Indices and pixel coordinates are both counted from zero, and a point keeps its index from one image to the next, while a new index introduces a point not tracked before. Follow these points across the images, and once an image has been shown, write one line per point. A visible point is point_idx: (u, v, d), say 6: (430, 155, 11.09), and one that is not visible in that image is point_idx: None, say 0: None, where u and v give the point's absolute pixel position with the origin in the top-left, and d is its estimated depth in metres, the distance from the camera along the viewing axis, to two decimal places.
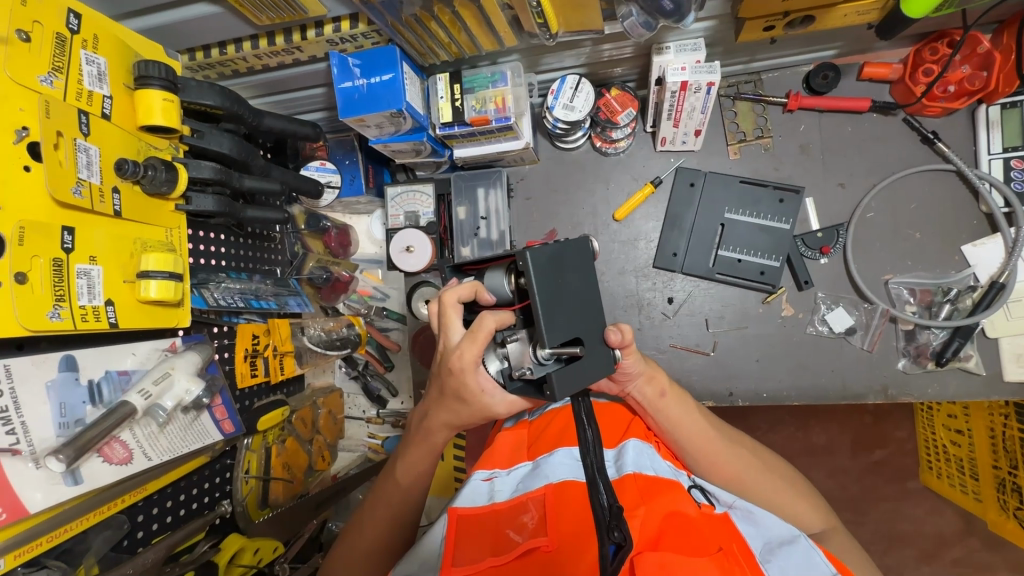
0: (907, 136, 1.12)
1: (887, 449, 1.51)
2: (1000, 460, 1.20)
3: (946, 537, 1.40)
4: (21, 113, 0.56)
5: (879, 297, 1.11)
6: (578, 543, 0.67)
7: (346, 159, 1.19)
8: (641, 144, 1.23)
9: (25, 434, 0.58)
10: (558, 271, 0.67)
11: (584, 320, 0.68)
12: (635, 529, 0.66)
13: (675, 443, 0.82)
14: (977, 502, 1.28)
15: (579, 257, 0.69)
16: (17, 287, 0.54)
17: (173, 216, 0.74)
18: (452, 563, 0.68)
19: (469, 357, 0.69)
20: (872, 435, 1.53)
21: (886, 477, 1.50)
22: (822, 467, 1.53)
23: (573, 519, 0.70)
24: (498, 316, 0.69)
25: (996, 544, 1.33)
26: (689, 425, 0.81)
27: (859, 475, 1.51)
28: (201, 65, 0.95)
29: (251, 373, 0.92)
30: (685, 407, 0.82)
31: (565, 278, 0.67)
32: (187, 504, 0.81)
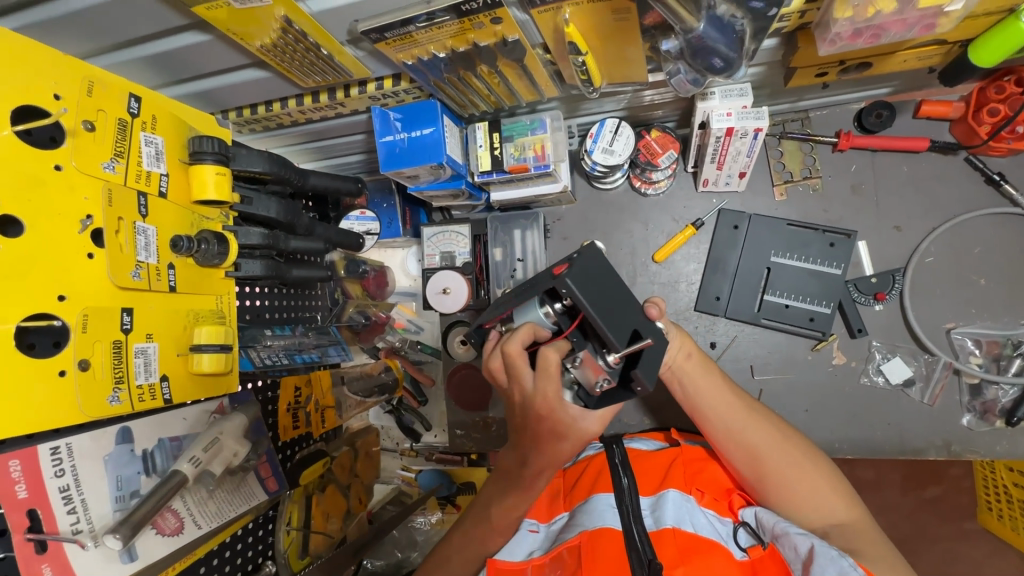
0: (970, 176, 1.06)
1: (942, 486, 1.40)
2: None
3: None
4: (85, 201, 0.57)
5: (941, 348, 1.05)
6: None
7: (384, 202, 1.20)
8: (682, 184, 1.20)
9: (84, 512, 0.59)
10: (592, 277, 0.67)
11: (629, 314, 0.69)
12: None
13: (698, 408, 0.84)
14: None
15: (598, 261, 0.70)
16: (80, 374, 0.55)
17: (223, 282, 0.75)
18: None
19: (552, 394, 0.68)
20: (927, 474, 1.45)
21: (939, 515, 1.41)
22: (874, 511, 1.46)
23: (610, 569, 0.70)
24: (558, 346, 0.68)
25: None
26: (711, 390, 0.83)
27: (909, 511, 1.42)
28: (247, 121, 0.97)
29: (293, 424, 0.94)
30: (707, 371, 0.85)
31: (598, 282, 0.67)
32: (232, 559, 0.81)
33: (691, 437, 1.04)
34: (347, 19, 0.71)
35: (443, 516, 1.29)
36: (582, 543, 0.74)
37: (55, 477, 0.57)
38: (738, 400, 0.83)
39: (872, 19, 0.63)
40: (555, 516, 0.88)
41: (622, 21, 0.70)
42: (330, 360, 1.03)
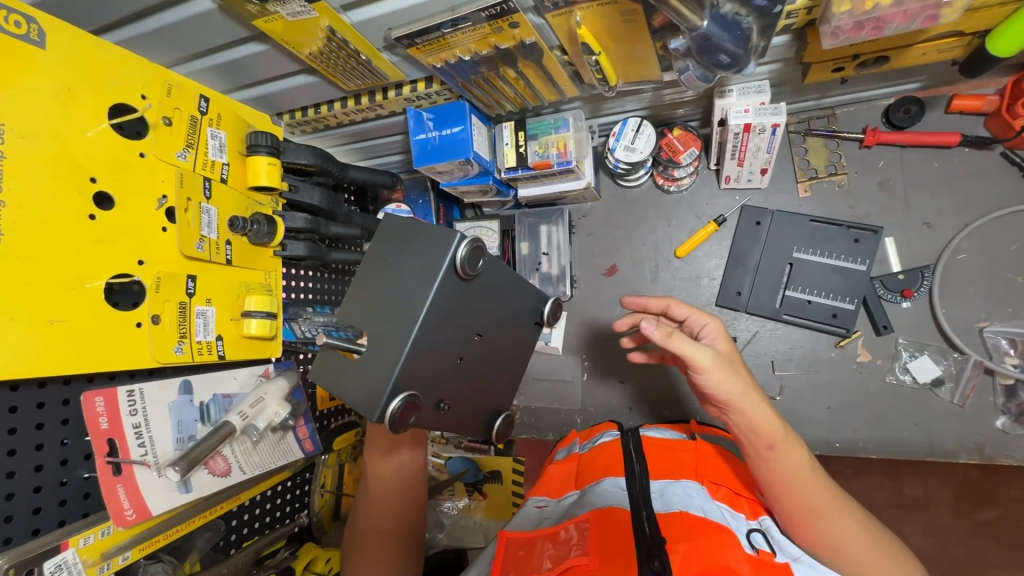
0: (1007, 172, 1.03)
1: None
2: None
3: None
4: (161, 183, 0.69)
5: (972, 347, 1.02)
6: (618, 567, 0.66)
7: (420, 198, 1.29)
8: (705, 182, 1.23)
9: (151, 446, 0.70)
10: (407, 248, 0.61)
11: (395, 303, 0.60)
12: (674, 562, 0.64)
13: (774, 493, 0.73)
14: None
15: (432, 247, 0.59)
16: (152, 327, 0.66)
17: (271, 260, 0.85)
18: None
19: None
20: None
21: None
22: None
23: (612, 542, 0.70)
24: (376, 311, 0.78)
25: None
26: (790, 474, 0.72)
27: None
28: (299, 122, 1.08)
29: (330, 396, 1.03)
30: (792, 446, 0.73)
31: (400, 258, 0.61)
32: (271, 512, 0.91)
33: (711, 429, 1.04)
34: (383, 28, 0.81)
35: (470, 501, 1.39)
36: (590, 518, 0.74)
37: (129, 415, 0.68)
38: (821, 485, 0.72)
39: (871, 12, 0.66)
40: (566, 492, 0.91)
41: (630, 22, 0.76)
42: None
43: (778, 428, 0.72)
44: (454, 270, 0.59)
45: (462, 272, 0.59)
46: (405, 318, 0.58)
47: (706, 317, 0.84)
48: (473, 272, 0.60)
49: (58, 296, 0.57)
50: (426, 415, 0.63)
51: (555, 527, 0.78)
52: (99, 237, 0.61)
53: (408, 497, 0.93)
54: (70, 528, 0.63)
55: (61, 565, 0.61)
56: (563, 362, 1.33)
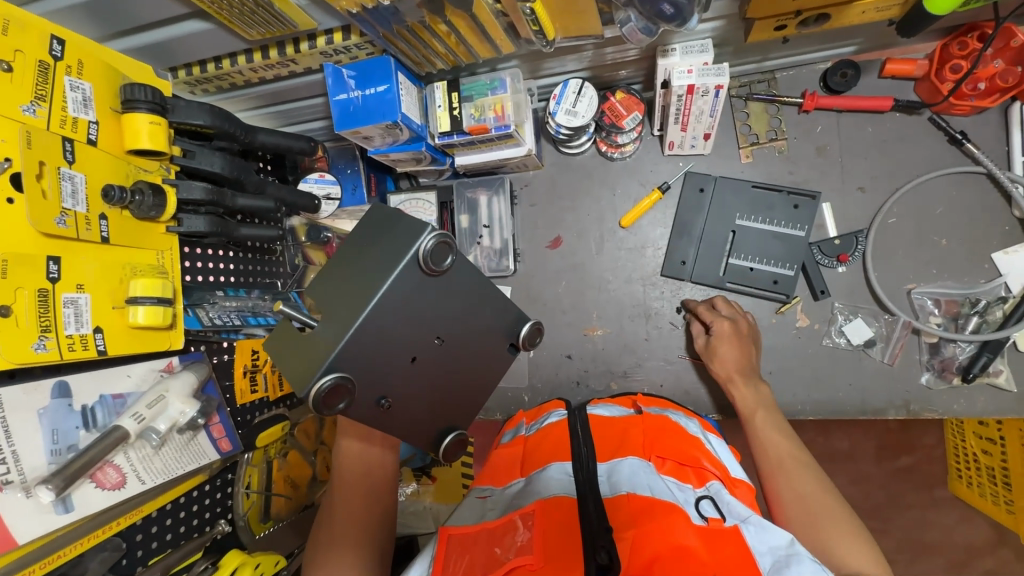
0: (933, 136, 1.05)
1: (914, 456, 1.52)
2: None
3: (977, 547, 1.45)
4: (2, 144, 0.55)
5: (901, 309, 1.05)
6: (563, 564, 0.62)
7: (347, 168, 1.17)
8: (649, 149, 1.19)
9: (15, 463, 0.59)
10: (360, 262, 0.55)
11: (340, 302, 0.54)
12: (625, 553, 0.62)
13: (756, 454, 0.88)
14: (1007, 514, 1.26)
15: (399, 236, 0.53)
16: (0, 321, 0.54)
17: (164, 238, 0.73)
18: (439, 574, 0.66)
19: None
20: (898, 441, 1.53)
21: (913, 484, 1.51)
22: (845, 473, 1.54)
23: (558, 539, 0.66)
24: None
25: None
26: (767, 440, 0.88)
27: (883, 482, 1.53)
28: (198, 80, 0.94)
29: (250, 389, 0.93)
30: (750, 391, 0.97)
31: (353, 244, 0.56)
32: (186, 521, 0.82)
33: (658, 403, 1.02)
34: None
35: (418, 486, 1.42)
36: (535, 512, 0.70)
37: None
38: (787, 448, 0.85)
39: None
40: (510, 481, 0.85)
41: None
42: None
43: (739, 368, 0.99)
44: (417, 265, 0.53)
45: (426, 268, 0.53)
46: (354, 308, 0.52)
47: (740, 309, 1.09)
48: (438, 270, 0.54)
49: None
50: (362, 413, 0.55)
51: (498, 521, 0.72)
52: None
53: (374, 490, 0.78)
54: None
55: None
56: None
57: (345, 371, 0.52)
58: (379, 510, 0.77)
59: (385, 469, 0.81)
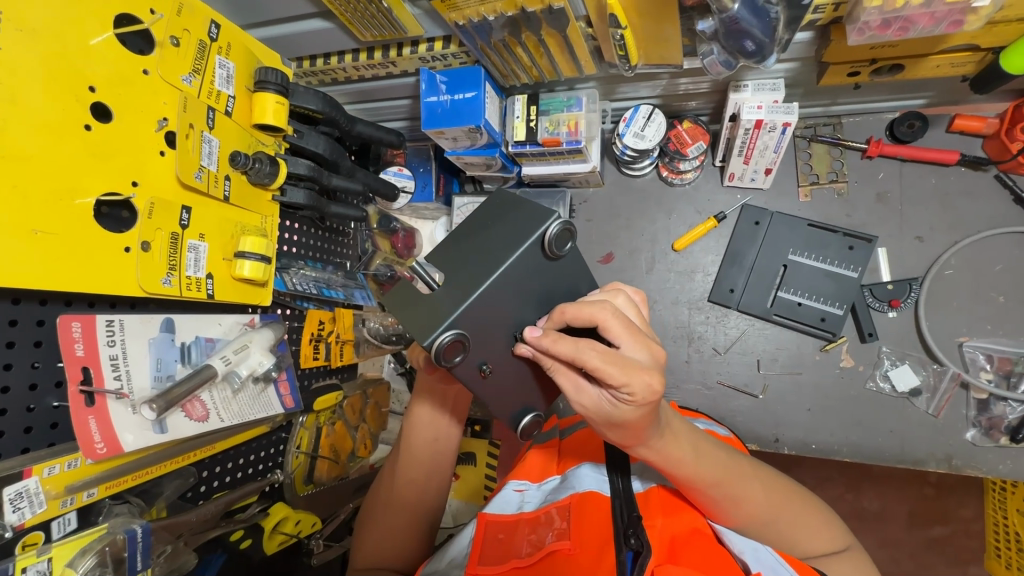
0: (998, 194, 1.06)
1: (949, 526, 1.49)
2: None
3: None
4: (164, 106, 0.65)
5: (951, 360, 1.05)
6: (599, 549, 0.64)
7: (421, 166, 1.26)
8: (708, 178, 1.24)
9: (127, 380, 0.66)
10: (461, 243, 0.62)
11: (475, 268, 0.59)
12: (653, 537, 0.64)
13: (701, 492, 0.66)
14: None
15: (526, 220, 0.61)
16: (142, 254, 0.63)
17: (269, 205, 0.82)
18: (477, 563, 0.69)
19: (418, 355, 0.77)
20: (933, 508, 1.50)
21: (944, 555, 1.48)
22: (871, 533, 1.51)
23: (594, 526, 0.67)
24: None
25: None
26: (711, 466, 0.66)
27: (913, 550, 1.50)
28: (307, 72, 1.04)
29: (313, 355, 1.00)
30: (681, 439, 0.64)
31: (486, 221, 0.63)
32: (244, 468, 0.89)
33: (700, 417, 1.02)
34: None
35: None
36: (570, 504, 0.72)
37: (107, 346, 0.64)
38: (718, 454, 0.67)
39: (900, 10, 0.67)
40: (547, 477, 0.86)
41: None
42: (354, 301, 1.09)
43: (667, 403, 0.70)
44: (540, 247, 0.60)
45: (547, 251, 0.60)
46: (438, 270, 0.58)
47: (649, 340, 0.56)
48: (557, 254, 0.61)
49: (48, 207, 0.53)
50: (465, 375, 0.60)
51: (537, 513, 0.75)
52: (95, 149, 0.57)
53: (437, 461, 0.85)
54: (36, 456, 0.59)
55: (22, 493, 0.57)
56: None
57: (461, 328, 0.57)
58: (441, 475, 0.86)
59: (449, 442, 0.86)
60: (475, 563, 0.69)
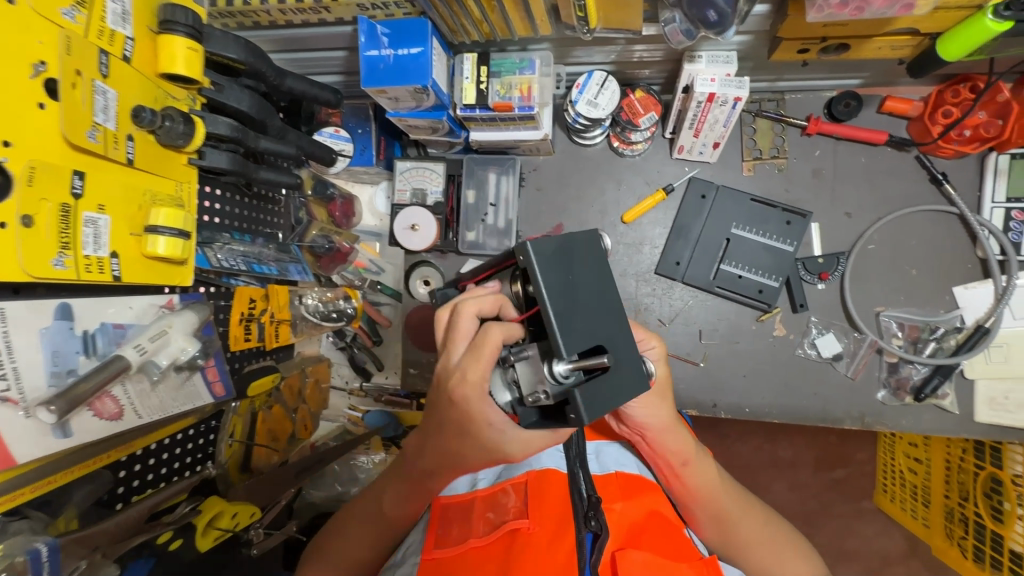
0: (917, 173, 1.14)
1: (847, 468, 1.67)
2: (952, 492, 1.36)
3: (890, 555, 1.62)
4: (40, 45, 0.53)
5: (869, 327, 1.14)
6: (559, 529, 0.63)
7: (360, 127, 1.19)
8: (657, 149, 1.23)
9: (16, 380, 0.56)
10: (555, 302, 0.54)
11: (603, 323, 0.56)
12: (614, 521, 0.65)
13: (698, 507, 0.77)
14: (924, 528, 1.45)
15: (591, 254, 0.58)
16: (23, 230, 0.52)
17: (185, 170, 0.72)
18: (431, 549, 0.67)
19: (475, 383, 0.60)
20: (835, 454, 1.67)
21: (842, 493, 1.66)
22: (783, 479, 1.68)
23: (552, 506, 0.67)
24: (505, 326, 0.60)
25: (933, 567, 1.59)
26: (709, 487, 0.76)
27: (817, 490, 1.67)
28: (223, 13, 0.90)
29: (244, 336, 0.91)
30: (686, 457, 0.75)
31: (563, 275, 0.55)
32: (169, 462, 0.81)
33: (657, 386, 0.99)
34: None
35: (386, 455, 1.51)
36: (527, 482, 0.72)
37: None
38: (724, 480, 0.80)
39: None
40: None
41: None
42: (289, 277, 1.00)
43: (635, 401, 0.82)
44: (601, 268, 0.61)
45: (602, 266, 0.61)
46: None
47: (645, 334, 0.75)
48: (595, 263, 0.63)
49: None
50: None
51: (495, 488, 0.74)
52: None
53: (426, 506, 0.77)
54: None
55: None
56: None
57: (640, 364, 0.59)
58: (396, 530, 0.79)
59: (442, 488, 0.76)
60: (430, 548, 0.68)
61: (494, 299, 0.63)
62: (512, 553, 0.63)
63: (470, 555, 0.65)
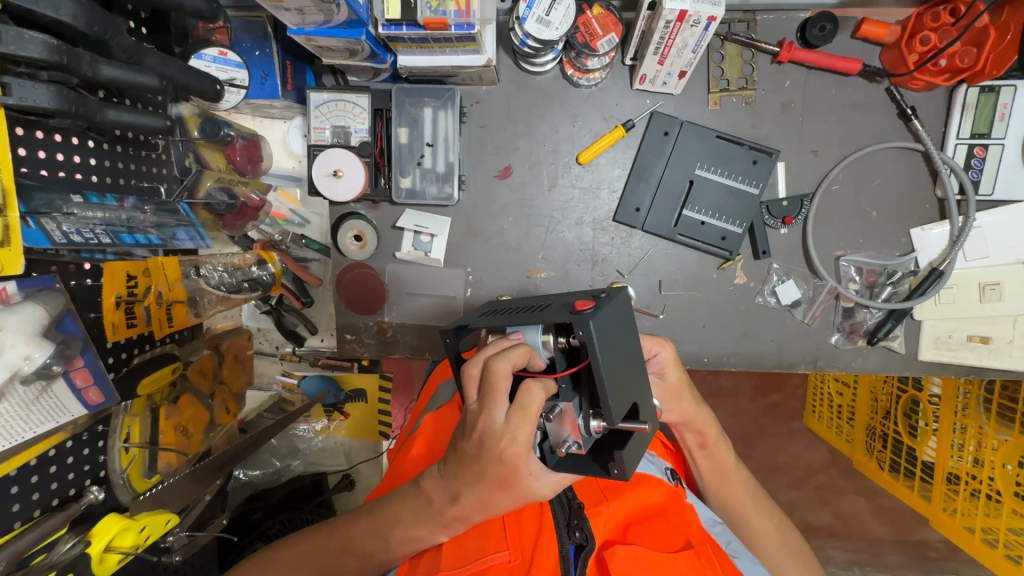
0: (885, 107, 1.07)
1: (782, 393, 1.72)
2: (877, 412, 1.51)
3: (815, 467, 1.67)
4: None
5: (829, 273, 1.11)
6: (538, 549, 0.60)
7: (257, 48, 0.94)
8: (616, 78, 1.08)
9: None
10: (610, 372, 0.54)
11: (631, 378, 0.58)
12: (600, 527, 0.61)
13: (707, 483, 0.82)
14: (846, 442, 1.61)
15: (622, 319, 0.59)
16: None
17: None
18: None
19: (524, 438, 0.55)
20: (772, 381, 1.71)
21: (777, 417, 1.73)
22: (724, 407, 1.69)
23: (533, 532, 0.64)
24: (546, 384, 0.55)
25: (852, 474, 1.63)
26: (724, 473, 0.81)
27: (756, 415, 1.71)
28: None
29: (127, 322, 0.75)
30: (712, 436, 0.79)
31: (613, 345, 0.56)
32: (40, 487, 0.67)
33: None
34: None
35: (328, 423, 1.39)
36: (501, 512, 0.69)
37: None
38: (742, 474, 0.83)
39: None
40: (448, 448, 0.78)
41: None
42: (179, 246, 0.80)
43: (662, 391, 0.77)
44: None
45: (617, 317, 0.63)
46: None
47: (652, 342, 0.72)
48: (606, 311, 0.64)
49: None
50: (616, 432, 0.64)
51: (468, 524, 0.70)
52: None
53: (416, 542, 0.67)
54: None
55: None
56: (444, 276, 1.15)
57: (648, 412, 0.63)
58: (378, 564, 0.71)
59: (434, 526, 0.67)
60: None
61: (527, 351, 0.57)
62: None
63: None
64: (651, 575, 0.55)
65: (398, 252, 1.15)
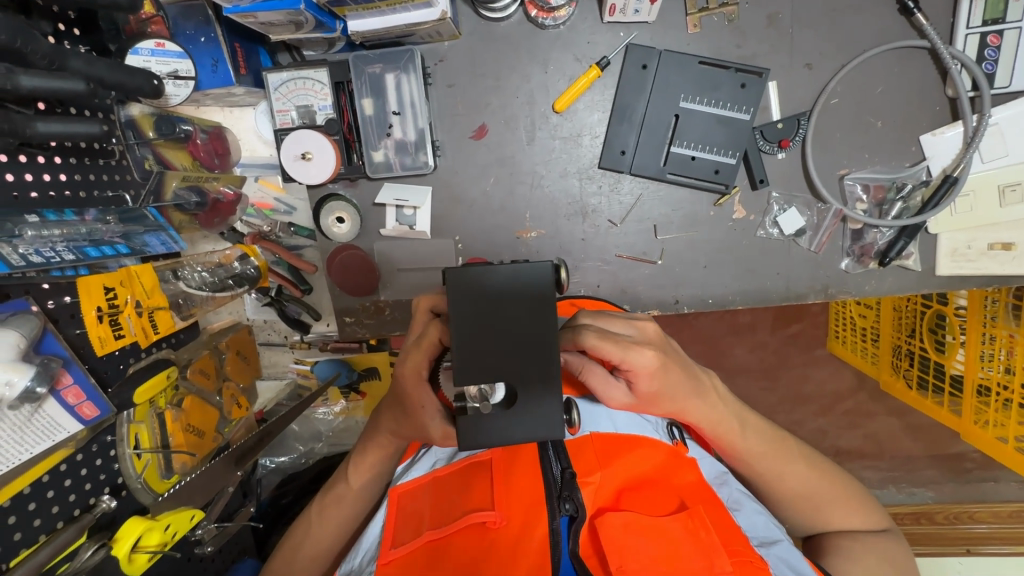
0: (885, 4, 0.97)
1: (802, 322, 1.65)
2: (899, 331, 1.45)
3: (842, 393, 1.62)
4: None
5: (833, 195, 1.04)
6: (525, 518, 0.58)
7: (202, 34, 0.90)
8: (585, 14, 1.00)
9: None
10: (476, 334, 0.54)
11: (525, 364, 0.55)
12: (589, 496, 0.59)
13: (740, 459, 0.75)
14: (872, 364, 1.56)
15: (526, 290, 0.54)
16: None
17: None
18: (389, 550, 0.61)
19: (411, 366, 0.63)
20: (792, 311, 1.64)
21: (799, 346, 1.65)
22: (744, 342, 1.63)
23: (521, 495, 0.61)
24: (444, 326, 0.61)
25: (879, 395, 1.58)
26: (753, 440, 0.73)
27: (776, 346, 1.64)
28: None
29: (114, 334, 0.76)
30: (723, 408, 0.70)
31: (493, 314, 0.54)
32: (59, 500, 0.70)
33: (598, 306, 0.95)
34: None
35: (347, 404, 1.35)
36: (493, 461, 0.66)
37: None
38: (758, 433, 0.74)
39: None
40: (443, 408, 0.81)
41: None
42: (151, 252, 0.84)
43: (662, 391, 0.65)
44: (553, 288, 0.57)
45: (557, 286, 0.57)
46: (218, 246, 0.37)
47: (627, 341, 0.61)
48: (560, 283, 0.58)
49: None
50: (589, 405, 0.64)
51: (456, 467, 0.68)
52: None
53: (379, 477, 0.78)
54: None
55: None
56: (433, 248, 1.12)
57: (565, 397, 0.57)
58: (363, 512, 0.80)
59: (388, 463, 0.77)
60: (386, 548, 0.62)
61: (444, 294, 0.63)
62: (475, 548, 0.57)
63: (425, 551, 0.59)
64: (642, 545, 0.53)
65: (383, 229, 1.12)
